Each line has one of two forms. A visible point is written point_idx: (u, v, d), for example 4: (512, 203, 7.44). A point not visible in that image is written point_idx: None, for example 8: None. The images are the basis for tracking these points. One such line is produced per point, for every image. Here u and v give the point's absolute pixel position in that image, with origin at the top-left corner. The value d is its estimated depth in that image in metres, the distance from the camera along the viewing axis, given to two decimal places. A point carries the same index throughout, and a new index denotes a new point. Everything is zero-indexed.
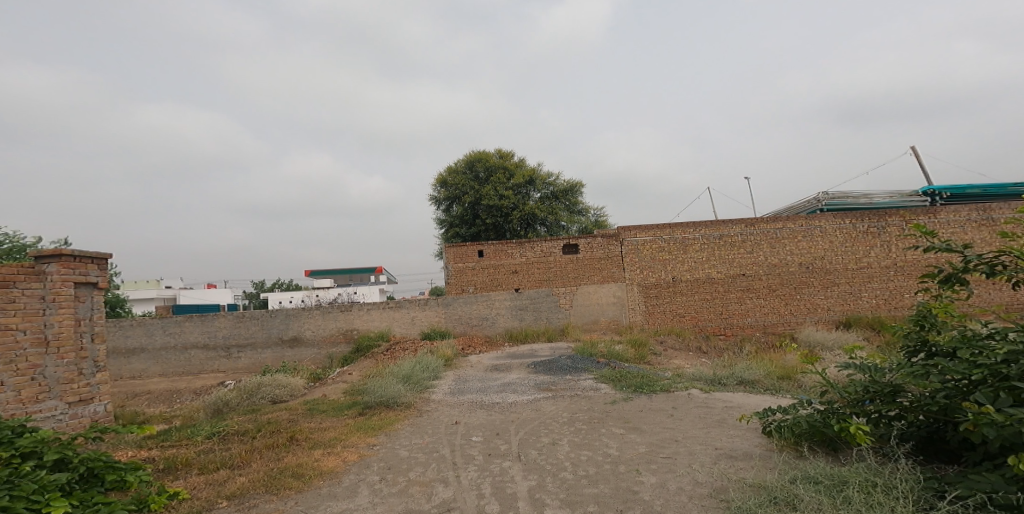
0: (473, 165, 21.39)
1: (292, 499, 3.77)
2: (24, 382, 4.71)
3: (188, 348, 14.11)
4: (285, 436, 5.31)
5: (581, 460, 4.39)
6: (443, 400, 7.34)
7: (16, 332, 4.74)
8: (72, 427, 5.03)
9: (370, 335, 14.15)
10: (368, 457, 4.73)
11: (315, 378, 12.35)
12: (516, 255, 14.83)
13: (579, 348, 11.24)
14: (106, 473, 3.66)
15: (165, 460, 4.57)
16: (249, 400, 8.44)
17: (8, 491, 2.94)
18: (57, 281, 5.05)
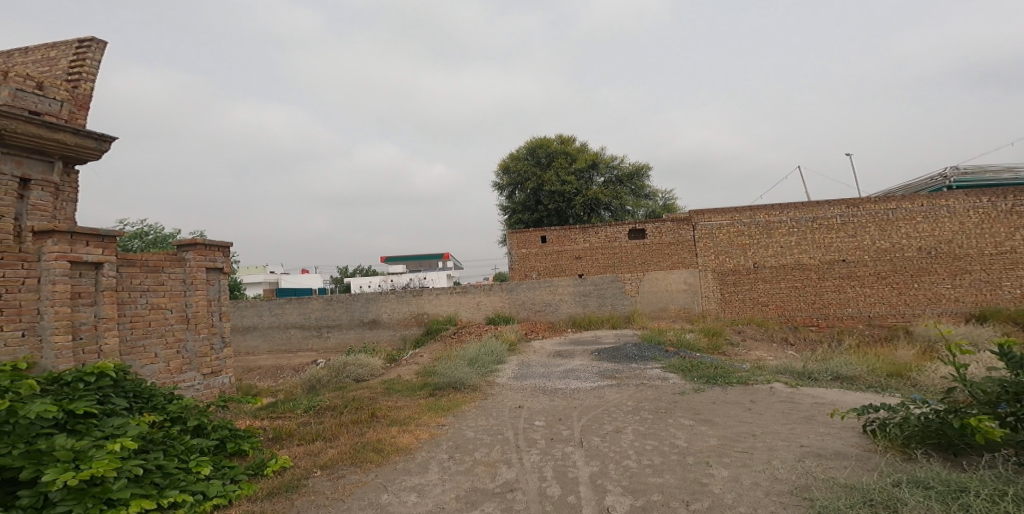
0: (534, 151, 21.33)
1: (372, 472, 4.06)
2: (172, 355, 5.39)
3: (288, 327, 15.47)
4: (367, 413, 5.71)
5: (646, 449, 4.30)
6: (508, 384, 7.48)
7: (165, 311, 5.40)
8: (207, 396, 5.71)
9: (439, 319, 14.71)
10: (438, 436, 4.96)
11: (391, 359, 13.02)
12: (579, 240, 14.67)
13: (644, 337, 10.96)
14: (231, 441, 4.16)
15: (272, 430, 5.07)
16: (338, 378, 9.15)
17: (163, 449, 3.48)
18: (194, 266, 5.72)
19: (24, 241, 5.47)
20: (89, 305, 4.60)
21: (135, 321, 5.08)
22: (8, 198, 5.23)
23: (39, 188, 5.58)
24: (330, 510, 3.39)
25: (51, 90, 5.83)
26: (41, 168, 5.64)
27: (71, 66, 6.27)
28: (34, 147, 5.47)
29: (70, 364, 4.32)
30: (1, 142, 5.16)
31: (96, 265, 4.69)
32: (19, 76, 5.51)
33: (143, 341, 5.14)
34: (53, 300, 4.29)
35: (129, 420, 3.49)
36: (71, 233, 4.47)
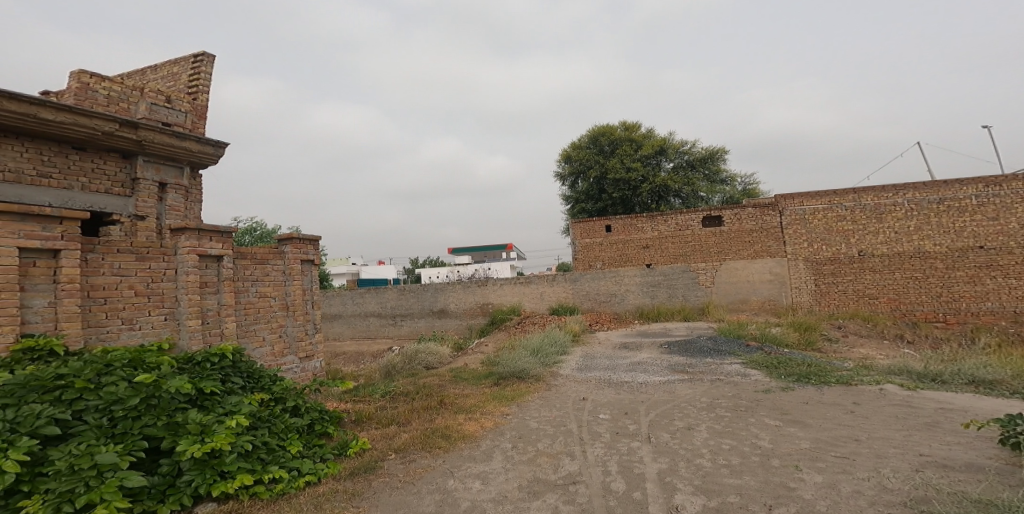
0: (597, 138, 20.68)
1: (440, 457, 4.23)
2: (275, 339, 5.99)
3: (368, 316, 16.54)
4: (437, 400, 5.95)
5: (723, 448, 4.06)
6: (571, 375, 7.42)
7: (271, 299, 6.00)
8: (303, 378, 6.29)
9: (504, 309, 14.84)
10: (502, 425, 5.05)
11: (459, 348, 13.34)
12: (646, 229, 14.16)
13: (719, 331, 10.30)
14: (321, 421, 4.53)
15: (354, 413, 5.44)
16: (410, 365, 9.62)
17: (268, 426, 3.88)
18: (292, 258, 6.27)
19: (163, 236, 6.54)
20: (212, 293, 5.25)
21: (248, 307, 5.69)
22: (148, 200, 6.26)
23: (173, 191, 6.52)
24: (403, 491, 3.58)
25: (177, 103, 6.69)
26: (174, 174, 6.56)
27: (190, 80, 7.11)
28: (167, 155, 6.37)
29: (200, 344, 5.00)
30: (141, 151, 6.12)
31: (216, 257, 5.32)
32: (152, 92, 6.40)
33: (255, 326, 5.75)
34: (186, 289, 4.92)
35: (243, 399, 3.92)
36: (199, 230, 5.09)
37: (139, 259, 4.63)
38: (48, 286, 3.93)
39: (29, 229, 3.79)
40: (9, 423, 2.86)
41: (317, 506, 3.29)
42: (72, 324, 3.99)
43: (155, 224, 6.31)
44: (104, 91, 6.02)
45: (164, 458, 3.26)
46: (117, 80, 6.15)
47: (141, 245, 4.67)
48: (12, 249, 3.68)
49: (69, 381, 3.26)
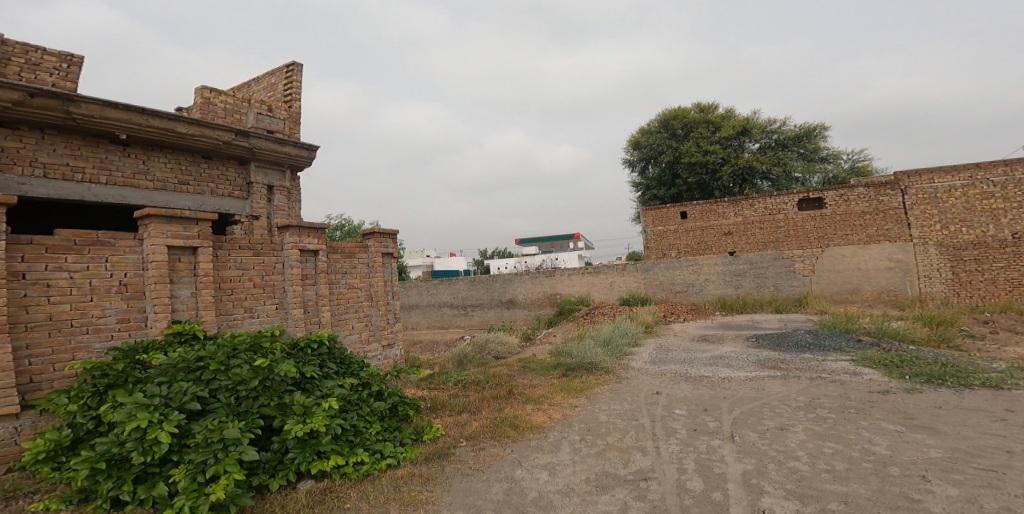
0: (669, 123, 19.71)
1: (509, 446, 4.29)
2: (362, 327, 6.40)
3: (441, 305, 17.23)
4: (506, 389, 6.04)
5: (824, 452, 3.72)
6: (643, 368, 7.16)
7: (358, 289, 6.42)
8: (385, 365, 6.68)
9: (572, 299, 14.60)
10: (570, 417, 5.01)
11: (527, 337, 13.34)
12: (728, 215, 13.58)
13: (822, 325, 9.38)
14: (402, 406, 4.77)
15: (429, 400, 5.66)
16: (480, 354, 9.85)
17: (357, 410, 4.17)
18: (374, 251, 6.66)
19: (273, 234, 7.25)
20: (311, 285, 5.74)
21: (340, 298, 6.14)
22: (260, 202, 6.98)
23: (279, 192, 7.21)
24: (472, 479, 3.68)
25: (277, 112, 7.35)
26: (278, 177, 7.25)
27: (285, 89, 7.76)
28: (273, 160, 7.05)
29: (303, 331, 5.50)
30: (253, 157, 6.84)
31: (313, 251, 5.80)
32: (257, 103, 7.09)
33: (344, 316, 6.18)
34: (291, 281, 5.42)
35: (337, 383, 4.24)
36: (300, 227, 5.58)
37: (255, 254, 5.18)
38: (190, 278, 4.54)
39: (174, 230, 4.39)
40: (163, 397, 3.38)
41: (396, 488, 3.49)
42: (208, 312, 4.57)
43: (266, 222, 7.02)
44: (221, 105, 6.74)
45: (275, 435, 3.63)
46: (230, 94, 6.86)
47: (256, 241, 5.22)
48: (163, 247, 4.29)
49: (206, 363, 3.75)
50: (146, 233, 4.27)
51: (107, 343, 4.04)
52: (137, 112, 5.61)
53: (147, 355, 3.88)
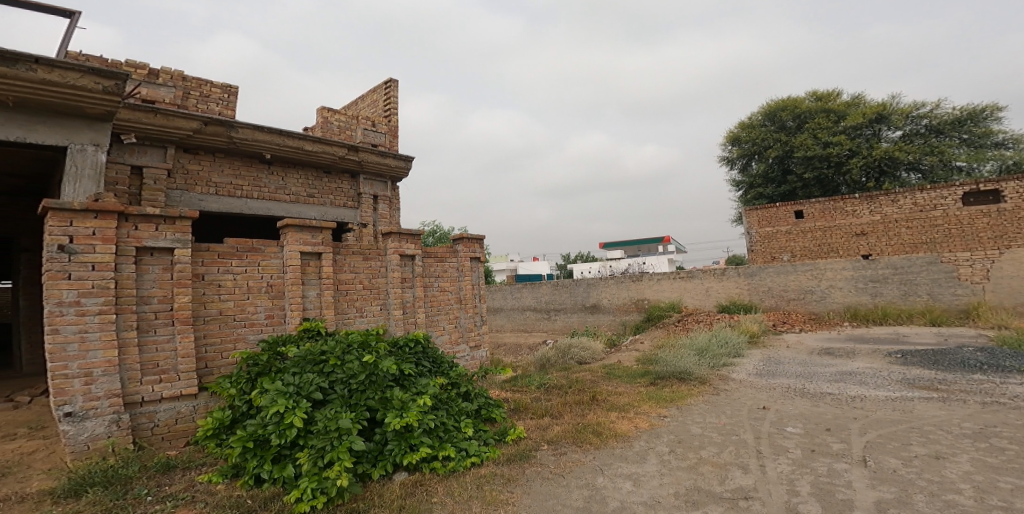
0: (776, 115, 18.41)
1: (591, 453, 4.21)
2: (451, 329, 6.67)
3: (525, 309, 17.51)
4: (589, 395, 5.93)
5: (990, 487, 3.18)
6: (745, 381, 6.63)
7: (449, 292, 6.71)
8: (472, 365, 6.90)
9: (661, 305, 13.90)
10: (658, 427, 4.80)
11: (612, 343, 12.95)
12: (861, 213, 12.56)
13: (1004, 343, 7.92)
14: (487, 408, 4.87)
15: (513, 402, 5.74)
16: (563, 359, 9.78)
17: (446, 409, 4.35)
18: (463, 256, 6.91)
19: (378, 240, 7.81)
20: (409, 287, 6.11)
21: (433, 300, 6.46)
22: (368, 210, 7.59)
23: (382, 201, 7.79)
24: (553, 483, 3.67)
25: (379, 126, 7.94)
26: (382, 187, 7.84)
27: (385, 105, 8.36)
28: (378, 171, 7.65)
29: (402, 331, 5.87)
30: (365, 169, 7.49)
31: (410, 256, 6.17)
32: (364, 119, 7.72)
33: (436, 317, 6.48)
34: (392, 284, 5.81)
35: (429, 382, 4.45)
36: (399, 234, 5.96)
37: (365, 258, 5.65)
38: (316, 280, 5.09)
39: (304, 237, 4.98)
40: (296, 386, 3.82)
41: (479, 486, 3.59)
42: (328, 311, 5.10)
43: (372, 230, 7.57)
44: (335, 122, 7.43)
45: (378, 427, 3.90)
46: (343, 112, 7.53)
47: (365, 247, 5.69)
48: (297, 253, 4.89)
49: (328, 357, 4.16)
50: (284, 241, 4.90)
51: (258, 335, 4.67)
52: (277, 134, 6.50)
53: (285, 347, 4.40)
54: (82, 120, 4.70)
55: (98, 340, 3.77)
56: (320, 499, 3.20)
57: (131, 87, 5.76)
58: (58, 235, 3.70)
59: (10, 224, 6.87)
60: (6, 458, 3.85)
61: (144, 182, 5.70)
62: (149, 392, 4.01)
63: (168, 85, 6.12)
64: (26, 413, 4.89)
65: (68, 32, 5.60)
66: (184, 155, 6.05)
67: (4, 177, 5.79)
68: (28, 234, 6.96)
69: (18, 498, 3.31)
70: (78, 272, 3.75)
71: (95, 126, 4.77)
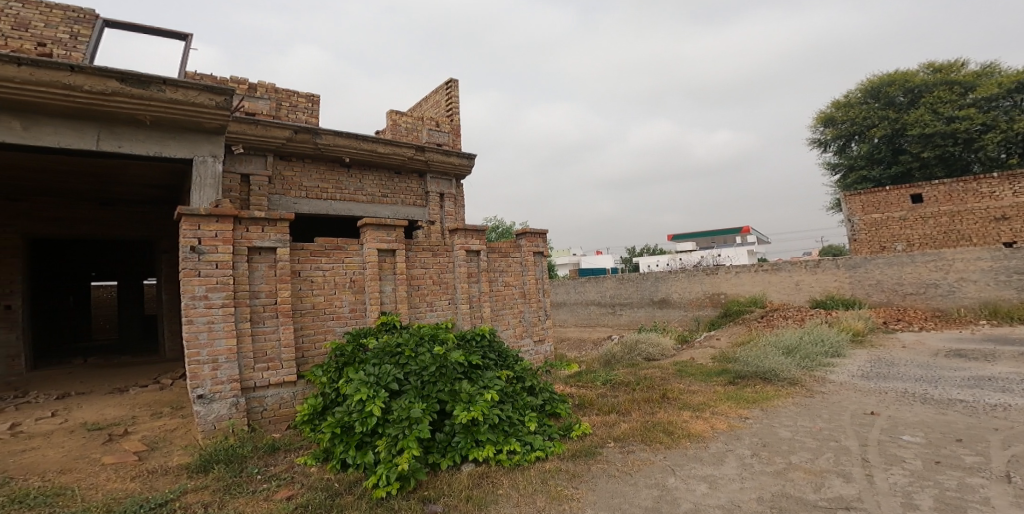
0: (881, 92, 16.93)
1: (661, 453, 4.07)
2: (515, 323, 6.70)
3: (589, 304, 17.38)
4: (659, 393, 5.73)
5: None
6: (847, 383, 6.12)
7: (512, 287, 6.74)
8: (536, 360, 6.90)
9: (740, 300, 13.18)
10: (738, 429, 4.55)
11: (683, 340, 12.46)
12: (1000, 196, 11.60)
13: None
14: (551, 403, 4.83)
15: (578, 398, 5.67)
16: (630, 355, 9.54)
17: (511, 403, 4.38)
18: (526, 250, 6.91)
19: (444, 236, 8.00)
20: (474, 282, 6.20)
21: (497, 295, 6.52)
22: (435, 208, 7.81)
23: (448, 199, 7.95)
24: (620, 481, 3.59)
25: (443, 126, 8.12)
26: (448, 185, 8.01)
27: (447, 105, 8.52)
28: (443, 170, 7.83)
29: (468, 325, 5.98)
30: (432, 168, 7.70)
31: (475, 252, 6.25)
32: (429, 120, 7.93)
33: (500, 312, 6.54)
34: (459, 279, 5.94)
35: (496, 375, 4.50)
36: (464, 230, 6.06)
37: (434, 254, 5.81)
38: (392, 276, 5.32)
39: (380, 236, 5.20)
40: (376, 377, 4.03)
41: (543, 481, 3.57)
42: (401, 306, 5.30)
43: (440, 227, 7.79)
44: (403, 125, 7.70)
45: (447, 418, 4.01)
46: (409, 114, 7.79)
47: (433, 244, 5.85)
48: (375, 251, 5.13)
49: (403, 349, 4.35)
50: (364, 239, 5.16)
51: (344, 328, 4.96)
52: (355, 138, 6.85)
53: (365, 339, 4.65)
54: (202, 133, 5.21)
55: (222, 330, 4.24)
56: (393, 485, 3.34)
57: (236, 101, 6.29)
58: (190, 237, 4.18)
59: (153, 226, 7.84)
60: (155, 433, 4.64)
61: (251, 189, 6.23)
62: (260, 379, 4.44)
63: (265, 97, 6.63)
64: (170, 394, 5.85)
65: (185, 53, 6.20)
66: (281, 162, 6.52)
67: (148, 188, 6.59)
68: (167, 236, 7.92)
69: (164, 471, 3.83)
70: (205, 269, 4.22)
71: (213, 139, 5.27)
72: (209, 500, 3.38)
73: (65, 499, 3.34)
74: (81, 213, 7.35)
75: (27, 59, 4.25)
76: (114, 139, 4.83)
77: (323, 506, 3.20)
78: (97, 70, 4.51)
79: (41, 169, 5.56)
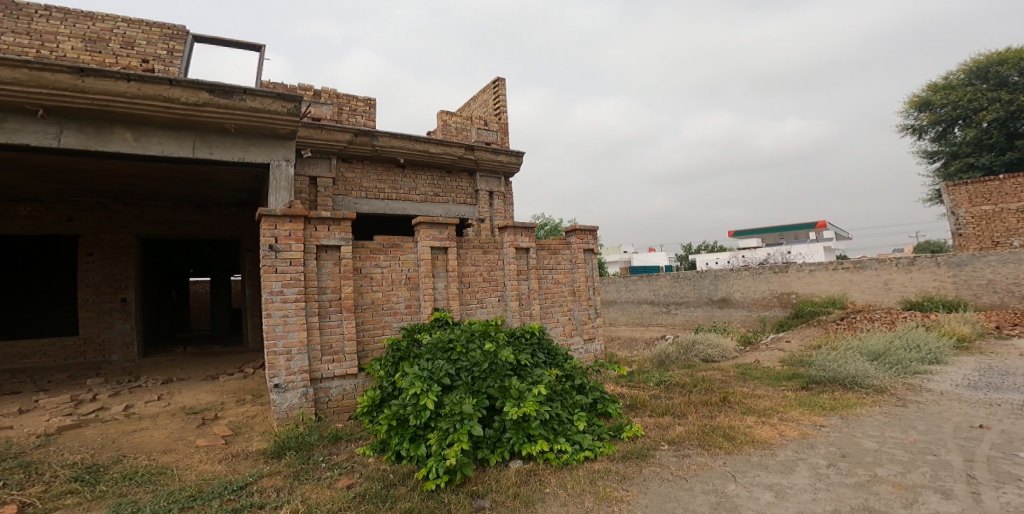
0: (989, 72, 15.83)
1: (720, 458, 3.90)
2: (565, 321, 6.65)
3: (642, 302, 17.04)
4: (718, 396, 5.50)
5: None
6: (950, 393, 5.60)
7: (562, 285, 6.68)
8: (586, 358, 6.82)
9: (814, 300, 12.32)
10: (812, 437, 4.29)
11: (746, 341, 11.86)
12: None
13: None
14: (601, 402, 4.74)
15: (630, 398, 5.55)
16: (685, 356, 9.25)
17: (560, 401, 4.33)
18: (576, 247, 6.83)
19: (494, 234, 8.05)
20: (524, 279, 6.20)
21: (547, 292, 6.49)
22: (484, 206, 7.88)
23: (497, 197, 8.00)
24: (673, 485, 3.47)
25: (491, 125, 8.17)
26: (497, 183, 8.05)
27: (494, 103, 8.56)
28: (493, 168, 7.88)
29: (517, 322, 5.99)
30: (482, 166, 7.76)
31: (525, 249, 6.25)
32: (477, 119, 8.00)
33: (549, 309, 6.50)
34: (509, 276, 5.96)
35: (545, 373, 4.47)
36: (514, 228, 6.06)
37: (484, 252, 5.87)
38: (444, 273, 5.41)
39: (433, 234, 5.31)
40: (429, 372, 4.13)
41: (591, 481, 3.52)
42: (453, 302, 5.38)
43: (489, 224, 7.86)
44: (453, 125, 7.82)
45: (497, 415, 4.03)
46: (459, 114, 7.89)
47: (484, 241, 5.90)
48: (428, 248, 5.25)
49: (455, 345, 4.43)
50: (418, 237, 5.28)
51: (400, 323, 5.11)
52: (408, 139, 7.03)
53: (419, 335, 4.76)
54: (276, 138, 5.50)
55: (295, 323, 4.49)
56: (443, 478, 3.39)
57: (303, 107, 6.62)
58: (268, 236, 4.45)
59: (240, 227, 8.42)
60: (240, 418, 4.98)
61: (318, 190, 6.54)
62: (327, 370, 4.66)
63: (328, 102, 6.92)
64: (252, 382, 6.26)
65: (259, 63, 6.60)
66: (344, 164, 6.81)
67: (236, 192, 7.07)
68: (252, 235, 8.50)
69: (245, 455, 4.10)
70: (281, 266, 4.48)
71: (287, 143, 5.56)
72: (281, 484, 3.57)
73: (167, 477, 3.69)
74: (182, 217, 8.02)
75: (134, 74, 4.66)
76: (206, 147, 5.21)
77: (377, 496, 3.30)
78: (190, 83, 4.89)
79: (148, 177, 6.12)
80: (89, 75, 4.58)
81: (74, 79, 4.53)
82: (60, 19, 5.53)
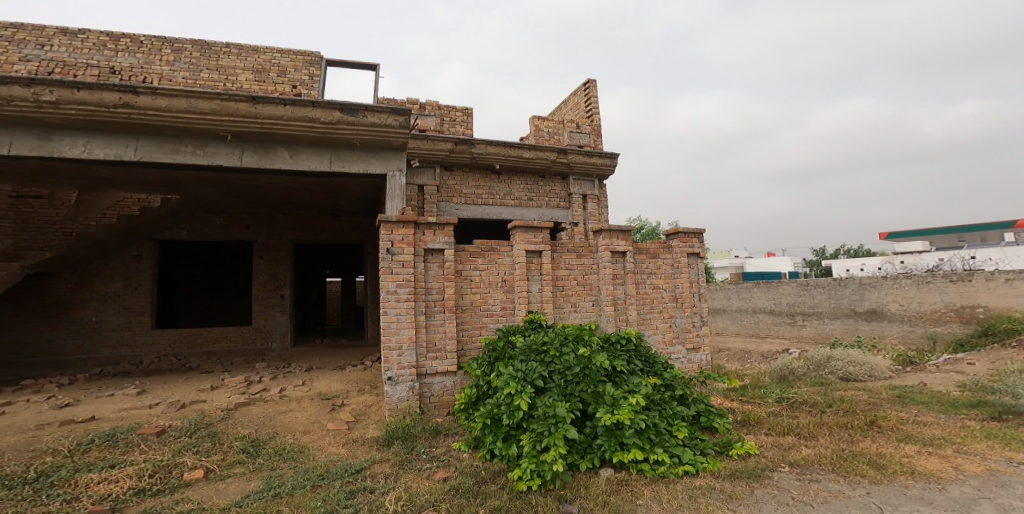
0: None
1: (862, 487, 3.48)
2: (667, 328, 6.38)
3: (758, 312, 15.98)
4: (864, 419, 4.88)
5: None
6: None
7: (663, 290, 6.41)
8: (690, 369, 6.47)
9: (1015, 316, 10.02)
10: (1004, 475, 3.65)
11: (905, 362, 10.19)
12: None
13: None
14: (705, 416, 4.45)
15: (742, 414, 5.15)
16: (817, 372, 8.42)
17: (659, 410, 4.15)
18: (678, 251, 6.51)
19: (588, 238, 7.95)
20: (620, 284, 6.05)
21: (645, 297, 6.26)
22: (578, 209, 7.84)
23: (591, 200, 7.93)
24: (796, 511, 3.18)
25: (583, 127, 8.10)
26: (590, 186, 7.98)
27: (586, 106, 8.46)
28: (586, 171, 7.83)
29: (613, 327, 5.85)
30: (575, 169, 7.74)
31: (622, 253, 6.09)
32: (569, 122, 7.96)
33: (649, 316, 6.27)
34: (604, 280, 5.85)
35: (643, 381, 4.31)
36: (609, 231, 5.93)
37: (578, 255, 5.82)
38: (538, 276, 5.46)
39: (528, 237, 5.39)
40: (523, 373, 4.19)
41: (692, 498, 3.33)
42: (546, 306, 5.41)
43: (583, 228, 7.80)
44: (545, 129, 7.85)
45: (589, 420, 3.97)
46: (550, 118, 7.92)
47: (578, 244, 5.86)
48: (523, 252, 5.34)
49: (549, 347, 4.45)
50: (513, 241, 5.39)
51: (496, 325, 5.25)
52: (504, 146, 7.23)
53: (514, 337, 4.86)
54: (392, 150, 5.96)
55: (406, 321, 4.82)
56: (537, 480, 3.44)
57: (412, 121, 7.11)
58: (384, 240, 4.84)
59: (364, 231, 9.23)
60: (361, 407, 5.44)
61: (423, 197, 6.95)
62: (432, 367, 4.93)
63: (433, 114, 7.35)
64: (369, 374, 6.84)
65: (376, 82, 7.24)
66: (446, 172, 7.18)
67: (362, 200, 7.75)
68: (371, 240, 9.27)
69: (362, 442, 4.48)
70: (396, 268, 4.84)
71: (400, 154, 6.01)
72: (390, 471, 3.85)
73: (303, 456, 4.14)
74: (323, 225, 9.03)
75: (289, 100, 5.31)
76: (340, 162, 5.80)
77: (470, 491, 3.43)
78: (327, 104, 5.45)
79: (298, 190, 6.96)
80: (260, 102, 5.30)
81: (249, 106, 5.28)
82: (236, 54, 6.47)
